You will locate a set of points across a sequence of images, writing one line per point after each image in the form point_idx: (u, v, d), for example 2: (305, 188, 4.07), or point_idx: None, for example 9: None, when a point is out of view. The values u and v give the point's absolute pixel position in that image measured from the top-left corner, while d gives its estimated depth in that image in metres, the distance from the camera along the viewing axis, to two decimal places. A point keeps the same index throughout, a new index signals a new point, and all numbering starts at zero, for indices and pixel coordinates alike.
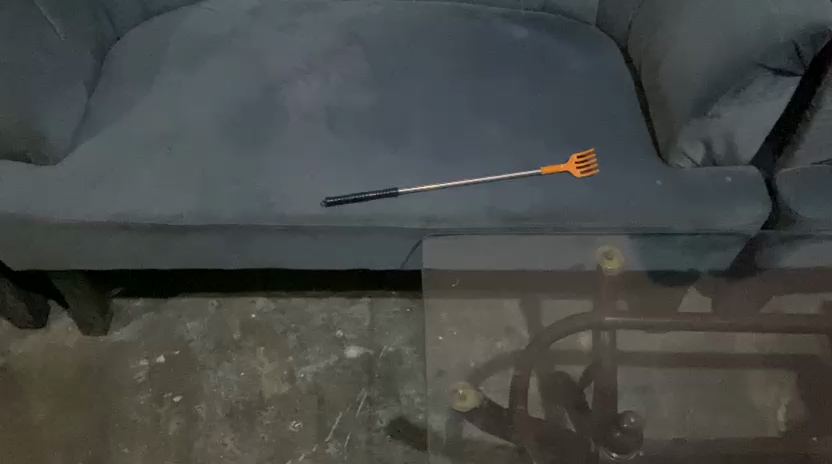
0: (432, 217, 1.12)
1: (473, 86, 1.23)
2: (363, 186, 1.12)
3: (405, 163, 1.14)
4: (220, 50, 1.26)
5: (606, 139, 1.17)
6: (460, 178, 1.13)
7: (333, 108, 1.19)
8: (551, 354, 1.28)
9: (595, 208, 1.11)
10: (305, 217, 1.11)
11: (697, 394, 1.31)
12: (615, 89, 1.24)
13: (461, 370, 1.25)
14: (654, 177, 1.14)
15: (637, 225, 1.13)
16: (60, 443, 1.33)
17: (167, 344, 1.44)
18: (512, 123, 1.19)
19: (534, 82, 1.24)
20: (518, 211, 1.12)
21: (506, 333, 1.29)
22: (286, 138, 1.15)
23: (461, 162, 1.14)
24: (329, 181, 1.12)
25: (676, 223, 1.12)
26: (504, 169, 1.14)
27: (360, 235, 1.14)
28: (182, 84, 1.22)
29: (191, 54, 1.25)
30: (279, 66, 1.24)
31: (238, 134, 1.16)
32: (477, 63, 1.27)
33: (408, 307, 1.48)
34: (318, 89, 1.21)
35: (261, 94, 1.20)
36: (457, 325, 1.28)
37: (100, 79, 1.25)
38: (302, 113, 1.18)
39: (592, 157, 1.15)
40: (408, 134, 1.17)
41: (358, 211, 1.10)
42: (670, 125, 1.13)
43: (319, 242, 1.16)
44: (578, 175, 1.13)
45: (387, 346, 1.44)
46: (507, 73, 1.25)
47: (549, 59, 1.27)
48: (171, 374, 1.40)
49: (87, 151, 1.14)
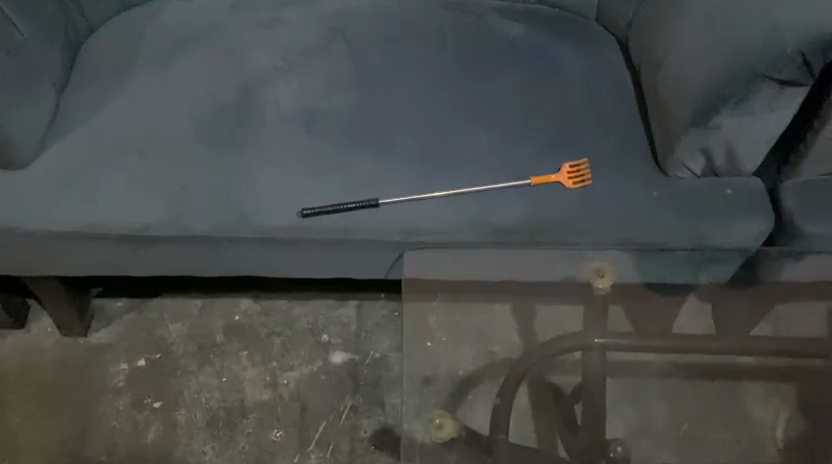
0: (415, 230, 1.06)
1: (463, 86, 1.17)
2: (342, 195, 1.06)
3: (388, 170, 1.08)
4: (199, 48, 1.20)
5: (603, 146, 1.11)
6: (445, 187, 1.07)
7: (314, 110, 1.13)
8: (541, 366, 1.23)
9: (586, 221, 1.06)
10: (282, 227, 1.06)
11: (690, 409, 1.27)
12: (611, 91, 1.17)
13: (449, 380, 1.21)
14: (649, 189, 1.08)
15: (631, 239, 1.07)
16: (37, 448, 1.30)
17: (149, 346, 1.40)
18: (502, 127, 1.12)
19: (527, 82, 1.17)
20: (506, 224, 1.06)
21: (498, 339, 1.24)
22: (263, 142, 1.09)
23: (447, 169, 1.08)
24: (307, 189, 1.06)
25: (673, 239, 1.07)
26: (492, 178, 1.08)
27: (340, 246, 1.09)
28: (156, 83, 1.16)
29: (167, 50, 1.20)
30: (257, 64, 1.18)
31: (213, 139, 1.10)
32: (467, 61, 1.20)
33: (396, 311, 1.44)
34: (299, 89, 1.15)
35: (237, 93, 1.14)
36: (447, 331, 1.24)
37: (71, 75, 1.19)
38: (280, 115, 1.12)
39: (586, 166, 1.08)
40: (391, 137, 1.10)
41: (338, 221, 1.05)
42: (667, 134, 1.07)
43: (297, 252, 1.11)
44: (570, 186, 1.07)
45: (373, 352, 1.40)
46: (498, 72, 1.19)
47: (546, 58, 1.20)
48: (151, 380, 1.37)
49: (55, 156, 1.09)
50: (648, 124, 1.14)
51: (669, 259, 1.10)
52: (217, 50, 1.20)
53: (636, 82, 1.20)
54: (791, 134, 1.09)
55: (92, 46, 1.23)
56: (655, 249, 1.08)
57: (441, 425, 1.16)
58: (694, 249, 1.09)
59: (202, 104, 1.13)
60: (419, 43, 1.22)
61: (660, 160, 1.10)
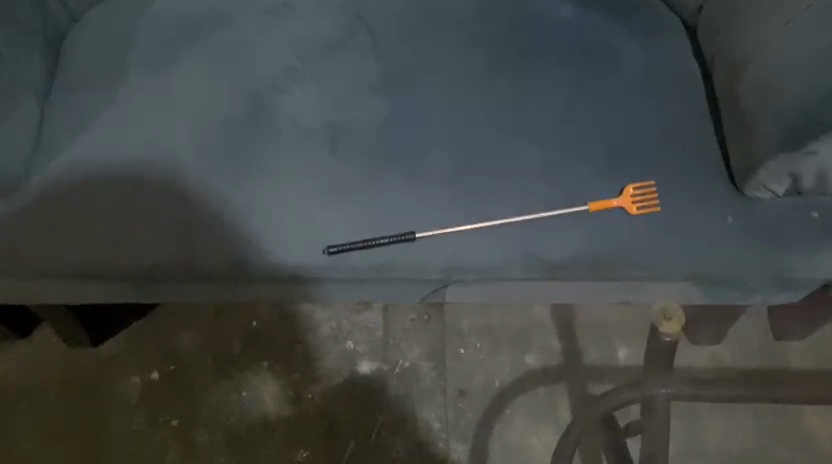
0: (457, 266, 0.93)
1: (507, 89, 1.02)
2: (373, 230, 0.93)
3: (425, 198, 0.94)
4: (200, 45, 1.04)
5: (669, 161, 0.97)
6: (491, 217, 0.93)
7: (337, 125, 0.98)
8: (583, 373, 1.28)
9: (652, 255, 0.93)
10: (306, 268, 0.93)
11: (745, 423, 1.21)
12: (678, 90, 1.02)
13: (485, 390, 1.28)
14: (723, 213, 0.94)
15: (703, 272, 0.94)
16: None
17: (162, 357, 1.31)
18: (553, 141, 0.98)
19: (580, 82, 1.02)
20: (559, 259, 0.93)
21: (536, 347, 1.30)
22: (280, 164, 0.96)
23: (491, 196, 0.94)
24: (332, 225, 0.93)
25: (751, 273, 0.94)
26: (543, 206, 0.94)
27: (372, 283, 0.98)
28: (153, 92, 1.01)
29: (164, 49, 1.04)
30: (269, 64, 1.02)
31: (220, 160, 0.96)
32: (510, 56, 1.04)
33: (426, 314, 1.34)
34: (318, 97, 1.00)
35: (246, 104, 1.00)
36: (481, 337, 1.31)
37: (55, 77, 1.04)
38: (299, 129, 0.98)
39: (651, 188, 0.95)
40: (426, 155, 0.96)
41: (368, 260, 0.93)
42: (752, 152, 0.93)
43: (322, 286, 0.98)
44: (634, 212, 0.94)
45: (403, 361, 1.30)
46: (547, 68, 1.03)
47: (601, 49, 1.04)
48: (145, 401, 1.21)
49: (43, 184, 0.95)
50: (721, 131, 1.00)
51: (739, 287, 0.98)
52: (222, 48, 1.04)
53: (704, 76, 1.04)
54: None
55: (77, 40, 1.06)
56: (729, 281, 0.96)
57: None
58: (772, 280, 0.96)
59: (205, 118, 0.99)
60: (453, 34, 1.06)
61: (735, 178, 0.96)
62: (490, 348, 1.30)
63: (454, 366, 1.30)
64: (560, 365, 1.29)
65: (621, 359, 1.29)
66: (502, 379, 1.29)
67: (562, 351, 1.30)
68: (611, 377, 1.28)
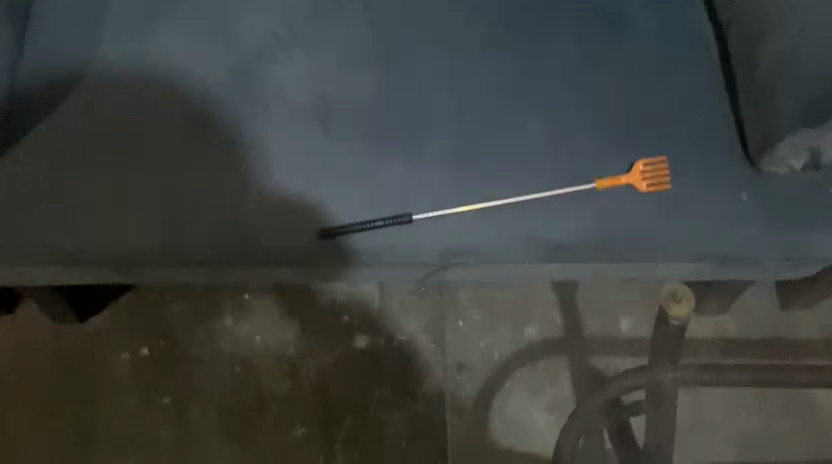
0: (456, 249, 0.89)
1: (508, 57, 0.96)
2: (367, 212, 0.89)
3: (423, 178, 0.90)
4: (183, 13, 0.98)
5: (678, 135, 0.92)
6: (492, 197, 0.89)
7: (328, 99, 0.93)
8: (585, 345, 1.25)
9: (659, 235, 0.89)
10: (299, 252, 0.89)
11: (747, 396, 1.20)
12: (689, 59, 0.96)
13: (485, 364, 1.25)
14: (735, 191, 0.90)
15: (711, 252, 0.90)
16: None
17: (151, 333, 1.27)
18: (557, 115, 0.93)
19: (585, 50, 0.96)
20: (564, 240, 0.89)
21: (536, 320, 1.27)
22: (269, 143, 0.91)
23: (491, 175, 0.90)
24: (325, 207, 0.89)
25: (762, 253, 0.90)
26: (547, 185, 0.90)
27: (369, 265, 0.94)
28: (132, 65, 0.95)
29: (143, 17, 0.97)
30: (256, 35, 0.97)
31: (210, 144, 0.91)
32: (512, 21, 0.98)
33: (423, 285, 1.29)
34: (308, 68, 0.95)
35: (232, 78, 0.94)
36: (480, 309, 1.28)
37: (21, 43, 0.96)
38: (288, 104, 0.93)
39: (662, 164, 0.90)
40: (424, 130, 0.92)
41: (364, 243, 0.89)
42: (771, 125, 0.87)
43: (316, 268, 0.94)
44: (643, 190, 0.89)
45: (400, 334, 1.27)
46: (551, 35, 0.97)
47: (612, 12, 0.99)
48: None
49: (18, 165, 0.89)
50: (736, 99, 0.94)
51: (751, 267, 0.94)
52: (205, 16, 0.98)
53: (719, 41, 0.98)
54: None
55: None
56: (738, 261, 0.92)
57: None
58: (783, 260, 0.92)
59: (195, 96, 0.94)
60: None
61: (750, 151, 0.91)
62: (489, 320, 1.27)
63: (453, 340, 1.26)
64: (561, 337, 1.26)
65: (623, 331, 1.26)
66: (502, 352, 1.26)
67: (564, 323, 1.27)
68: (613, 348, 1.25)
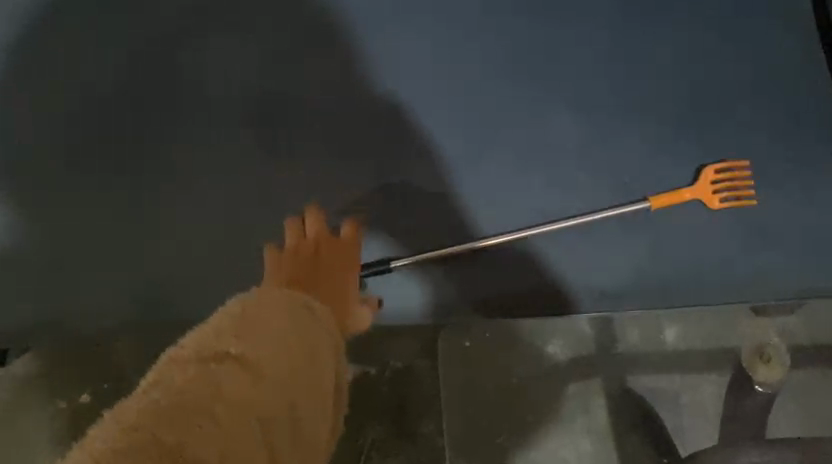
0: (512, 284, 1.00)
1: (532, 56, 1.07)
2: (421, 227, 1.02)
3: (475, 187, 1.03)
4: (225, 34, 1.09)
5: (712, 129, 1.03)
6: (535, 197, 1.02)
7: (381, 102, 1.06)
8: (623, 361, 1.02)
9: (698, 257, 0.99)
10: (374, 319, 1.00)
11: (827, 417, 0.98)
12: (703, 52, 1.06)
13: (500, 391, 1.02)
14: (764, 207, 1.00)
15: (751, 293, 0.98)
16: (142, 385, 0.49)
17: (94, 376, 1.02)
18: (573, 104, 1.05)
19: (592, 45, 1.07)
20: (614, 286, 0.99)
21: (560, 334, 1.02)
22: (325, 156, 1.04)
23: (521, 167, 1.03)
24: (384, 221, 1.02)
25: (807, 276, 0.98)
26: (584, 205, 1.02)
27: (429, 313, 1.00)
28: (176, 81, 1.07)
29: (183, 37, 1.09)
30: (294, 47, 1.08)
31: (272, 151, 1.05)
32: (535, 23, 1.08)
33: (423, 309, 1.00)
34: (356, 73, 1.07)
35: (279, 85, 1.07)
36: (490, 328, 1.02)
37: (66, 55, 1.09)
38: (342, 108, 1.06)
39: (742, 175, 1.00)
40: (468, 125, 1.05)
41: (398, 307, 1.00)
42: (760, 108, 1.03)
43: (389, 325, 1.01)
44: (713, 206, 1.00)
45: (394, 362, 1.02)
46: (563, 35, 1.07)
47: (634, 15, 1.08)
48: (352, 252, 0.83)
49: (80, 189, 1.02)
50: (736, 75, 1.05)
51: (794, 312, 1.00)
52: (244, 35, 1.09)
53: (726, 14, 1.07)
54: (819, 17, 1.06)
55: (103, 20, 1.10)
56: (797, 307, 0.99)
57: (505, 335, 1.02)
58: (818, 292, 0.98)
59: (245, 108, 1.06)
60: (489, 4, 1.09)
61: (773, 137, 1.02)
62: (503, 338, 1.02)
63: (461, 364, 1.03)
64: (591, 354, 1.02)
65: (670, 343, 1.01)
66: (521, 373, 1.02)
67: (596, 335, 1.02)
68: (658, 363, 1.01)
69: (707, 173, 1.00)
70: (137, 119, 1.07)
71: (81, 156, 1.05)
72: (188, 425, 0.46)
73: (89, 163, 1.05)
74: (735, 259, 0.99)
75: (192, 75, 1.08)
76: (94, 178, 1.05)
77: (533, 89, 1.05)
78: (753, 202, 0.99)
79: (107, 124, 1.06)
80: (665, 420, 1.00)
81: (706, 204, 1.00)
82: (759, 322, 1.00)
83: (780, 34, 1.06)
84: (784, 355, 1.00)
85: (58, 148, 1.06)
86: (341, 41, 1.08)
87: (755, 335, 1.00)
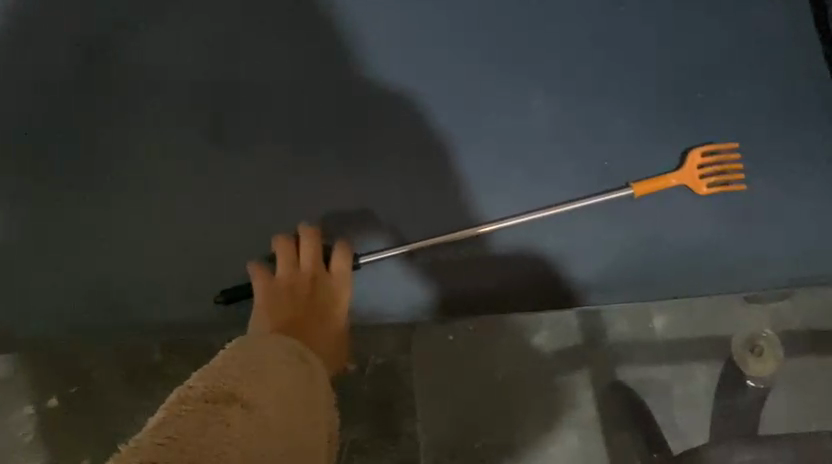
0: (496, 275, 0.99)
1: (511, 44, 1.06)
2: (402, 219, 1.01)
3: (456, 179, 1.01)
4: (199, 26, 1.07)
5: (692, 116, 1.03)
6: (516, 187, 1.01)
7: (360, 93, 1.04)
8: (612, 352, 0.99)
9: (681, 244, 0.99)
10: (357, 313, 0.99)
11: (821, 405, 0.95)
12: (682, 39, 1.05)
13: (485, 387, 0.98)
14: (745, 193, 1.00)
15: (734, 280, 0.98)
16: (152, 419, 0.54)
17: (61, 378, 0.97)
18: (554, 90, 1.04)
19: (572, 32, 1.06)
20: (598, 276, 0.99)
21: (546, 325, 0.99)
22: (304, 149, 1.03)
23: (502, 156, 1.02)
24: (364, 215, 1.01)
25: (787, 262, 0.99)
26: (566, 193, 1.01)
27: (413, 305, 0.99)
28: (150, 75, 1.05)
29: (154, 29, 1.07)
30: (270, 39, 1.06)
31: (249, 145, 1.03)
32: (514, 11, 1.07)
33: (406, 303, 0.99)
34: (334, 65, 1.05)
35: (255, 78, 1.05)
36: (474, 320, 0.99)
37: (33, 47, 1.06)
38: (319, 100, 1.04)
39: (729, 158, 1.00)
40: (448, 115, 1.03)
41: (382, 300, 0.99)
42: (740, 95, 1.03)
43: (371, 319, 0.99)
44: (702, 191, 0.99)
45: (375, 357, 0.98)
46: (542, 22, 1.06)
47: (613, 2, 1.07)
48: (339, 282, 0.94)
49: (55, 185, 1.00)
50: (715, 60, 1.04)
51: (782, 298, 0.98)
52: (218, 27, 1.07)
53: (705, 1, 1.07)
54: (813, 6, 1.06)
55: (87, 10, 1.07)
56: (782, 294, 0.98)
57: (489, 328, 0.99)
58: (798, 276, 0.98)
59: (220, 101, 1.04)
60: None
61: (753, 122, 1.02)
62: (487, 331, 0.99)
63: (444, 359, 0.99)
64: (579, 345, 0.99)
65: (659, 333, 0.98)
66: (506, 367, 0.99)
67: (582, 328, 0.99)
68: (649, 353, 0.98)
69: (693, 157, 0.99)
70: (121, 112, 1.04)
71: (64, 152, 1.03)
72: (210, 454, 0.52)
73: (71, 158, 1.02)
74: (723, 248, 0.99)
75: (177, 68, 1.05)
76: (76, 174, 1.02)
77: (522, 78, 1.04)
78: (743, 186, 0.99)
79: (91, 117, 1.04)
80: (655, 412, 0.96)
81: (695, 190, 0.99)
82: (749, 309, 0.97)
83: (767, 22, 1.06)
84: (779, 348, 0.97)
85: (41, 142, 1.03)
86: (331, 35, 1.06)
87: (746, 326, 0.97)
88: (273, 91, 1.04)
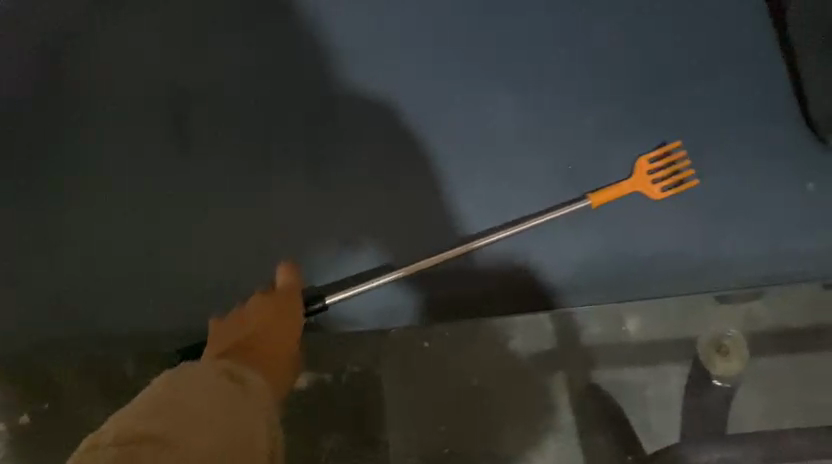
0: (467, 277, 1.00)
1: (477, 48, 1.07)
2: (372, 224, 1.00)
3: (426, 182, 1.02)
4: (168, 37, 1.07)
5: (660, 115, 1.04)
6: (486, 189, 1.02)
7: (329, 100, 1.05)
8: (588, 353, 0.99)
9: (650, 247, 1.00)
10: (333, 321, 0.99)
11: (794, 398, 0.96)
12: (647, 40, 1.06)
13: (462, 392, 0.98)
14: (714, 192, 1.01)
15: (703, 279, 0.99)
16: None
17: (33, 394, 0.96)
18: (521, 90, 1.05)
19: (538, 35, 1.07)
20: (567, 277, 0.99)
21: (521, 328, 0.99)
22: (276, 155, 1.03)
23: (471, 156, 1.03)
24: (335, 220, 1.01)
25: (759, 261, 0.99)
26: (535, 193, 1.01)
27: (386, 311, 0.99)
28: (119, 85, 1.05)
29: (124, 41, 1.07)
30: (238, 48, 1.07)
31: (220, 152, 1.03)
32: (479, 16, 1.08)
33: (382, 310, 0.99)
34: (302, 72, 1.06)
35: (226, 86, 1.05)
36: (449, 325, 0.98)
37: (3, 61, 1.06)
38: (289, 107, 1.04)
39: (678, 160, 1.01)
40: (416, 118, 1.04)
41: (358, 307, 0.99)
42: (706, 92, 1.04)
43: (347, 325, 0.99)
44: (656, 195, 1.00)
45: (352, 366, 0.98)
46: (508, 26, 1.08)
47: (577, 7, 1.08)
48: (286, 297, 0.87)
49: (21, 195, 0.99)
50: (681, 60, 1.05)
51: (755, 295, 0.98)
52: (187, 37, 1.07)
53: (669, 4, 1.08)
54: None
55: (56, 22, 1.07)
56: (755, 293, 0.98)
57: (464, 332, 0.99)
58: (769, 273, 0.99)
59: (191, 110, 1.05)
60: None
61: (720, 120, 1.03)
62: (463, 335, 0.99)
63: (420, 364, 0.99)
64: (554, 348, 0.99)
65: (632, 334, 0.99)
66: (483, 371, 0.98)
67: (557, 331, 0.99)
68: (623, 355, 0.98)
69: (641, 164, 1.00)
70: (91, 123, 1.04)
71: (35, 165, 1.02)
72: None
73: (45, 173, 1.02)
74: (692, 246, 1.00)
75: (147, 78, 1.06)
76: (49, 188, 1.01)
77: (489, 80, 1.05)
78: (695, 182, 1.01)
79: (61, 129, 1.04)
80: (630, 416, 0.96)
81: (648, 195, 1.00)
82: (719, 308, 0.99)
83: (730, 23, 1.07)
84: (744, 348, 0.97)
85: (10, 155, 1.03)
86: (299, 40, 1.07)
87: (714, 325, 0.98)
88: (243, 98, 1.05)
